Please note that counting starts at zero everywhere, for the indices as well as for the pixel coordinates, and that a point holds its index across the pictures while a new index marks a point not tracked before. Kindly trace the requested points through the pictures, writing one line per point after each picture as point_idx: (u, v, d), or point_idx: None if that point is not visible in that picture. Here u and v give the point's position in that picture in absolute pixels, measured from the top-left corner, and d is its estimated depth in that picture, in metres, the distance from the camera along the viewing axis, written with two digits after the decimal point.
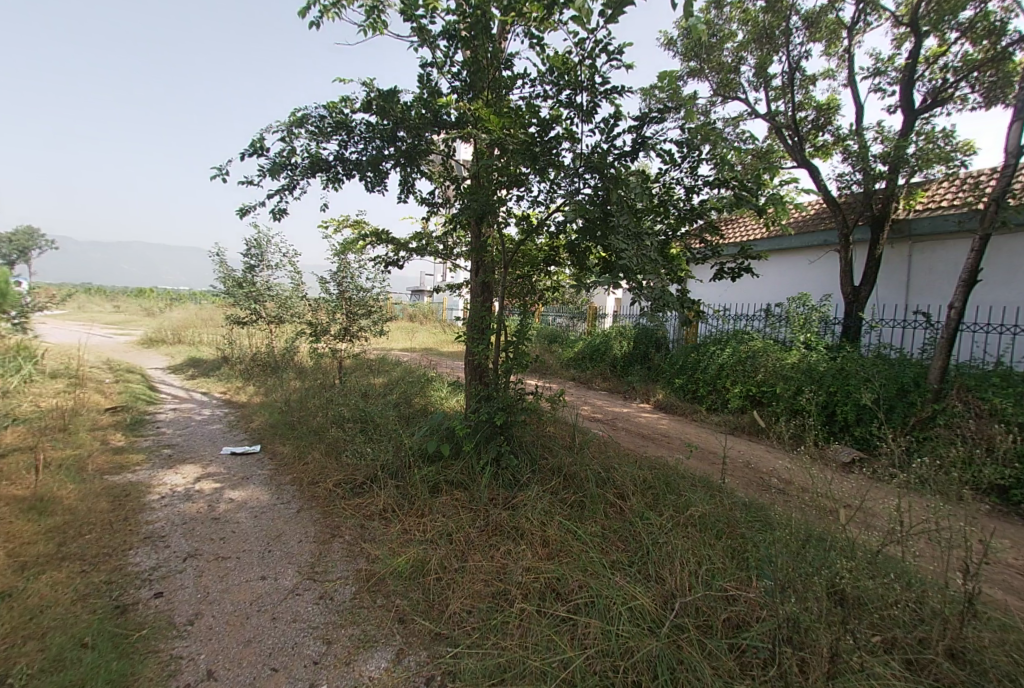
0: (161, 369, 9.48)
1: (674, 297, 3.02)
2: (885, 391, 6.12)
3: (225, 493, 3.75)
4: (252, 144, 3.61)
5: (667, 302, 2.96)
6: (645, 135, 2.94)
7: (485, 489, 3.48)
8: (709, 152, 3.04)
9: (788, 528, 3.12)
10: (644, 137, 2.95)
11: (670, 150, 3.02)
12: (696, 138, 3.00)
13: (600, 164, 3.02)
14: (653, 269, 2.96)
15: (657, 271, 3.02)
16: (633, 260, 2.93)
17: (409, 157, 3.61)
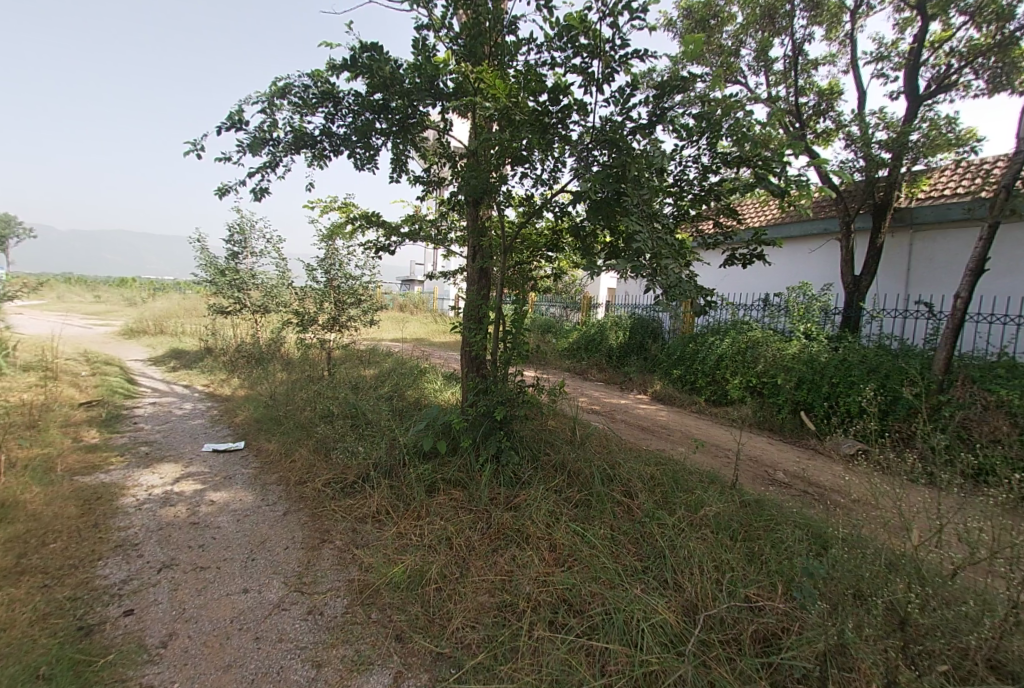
0: (141, 361, 9.10)
1: (690, 285, 2.79)
2: (888, 382, 5.97)
3: (205, 495, 3.50)
4: (230, 116, 3.32)
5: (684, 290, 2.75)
6: (662, 107, 2.71)
7: (486, 488, 3.27)
8: (730, 127, 2.81)
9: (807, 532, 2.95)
10: (661, 110, 2.72)
11: (689, 124, 2.79)
12: (715, 110, 2.77)
13: (613, 139, 2.78)
14: (669, 255, 2.74)
15: (673, 257, 2.80)
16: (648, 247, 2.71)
17: (401, 130, 3.34)
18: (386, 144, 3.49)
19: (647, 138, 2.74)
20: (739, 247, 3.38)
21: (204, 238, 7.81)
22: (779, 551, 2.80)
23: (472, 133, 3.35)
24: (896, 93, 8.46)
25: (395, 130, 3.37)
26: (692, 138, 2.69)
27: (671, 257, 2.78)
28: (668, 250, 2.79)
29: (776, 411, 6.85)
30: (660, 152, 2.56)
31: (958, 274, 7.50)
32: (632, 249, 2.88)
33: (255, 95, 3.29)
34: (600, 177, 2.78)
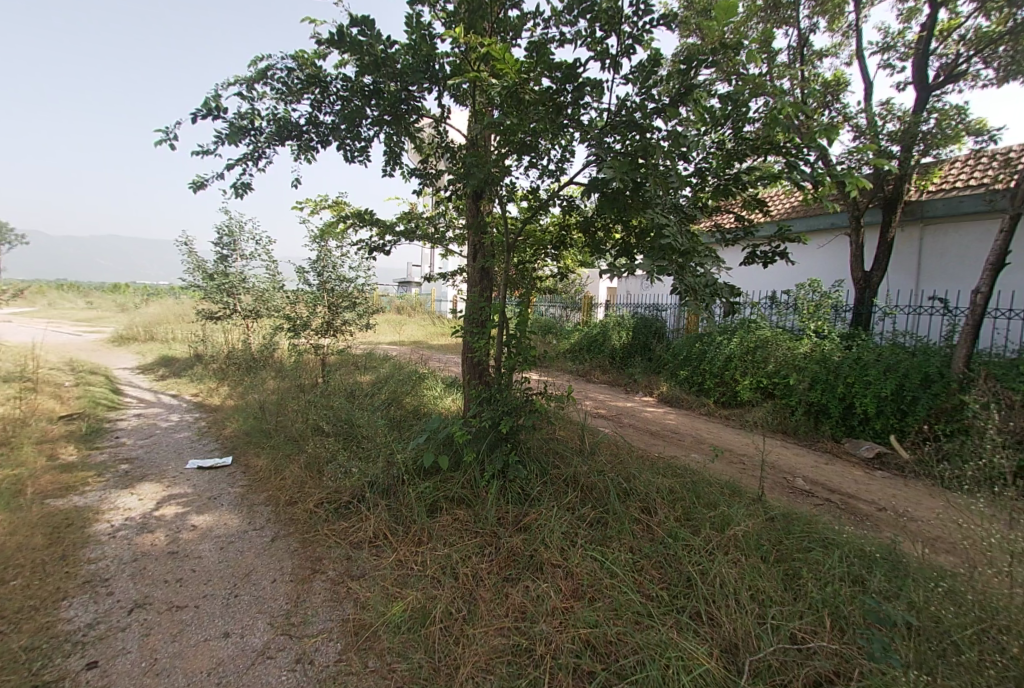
0: (129, 370, 8.78)
1: (723, 284, 2.49)
2: (907, 381, 5.72)
3: (188, 519, 3.21)
4: (206, 103, 3.09)
5: (718, 288, 2.46)
6: (690, 84, 2.47)
7: (492, 507, 3.01)
8: (757, 109, 2.55)
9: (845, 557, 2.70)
10: (687, 88, 2.49)
11: (717, 105, 2.52)
12: (744, 95, 2.49)
13: (635, 121, 2.53)
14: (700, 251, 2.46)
15: (698, 253, 2.53)
16: (678, 241, 2.45)
17: (395, 117, 3.09)
18: (379, 133, 3.26)
19: (671, 120, 2.46)
20: (761, 243, 3.10)
21: (192, 241, 7.51)
22: (819, 577, 2.54)
23: (473, 121, 3.09)
24: (903, 83, 8.23)
25: (389, 119, 3.13)
26: (725, 122, 2.41)
27: (700, 253, 2.50)
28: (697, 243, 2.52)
29: (789, 413, 6.60)
30: (687, 133, 2.29)
31: (972, 269, 7.28)
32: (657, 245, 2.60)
33: (234, 81, 3.12)
34: (629, 156, 2.49)
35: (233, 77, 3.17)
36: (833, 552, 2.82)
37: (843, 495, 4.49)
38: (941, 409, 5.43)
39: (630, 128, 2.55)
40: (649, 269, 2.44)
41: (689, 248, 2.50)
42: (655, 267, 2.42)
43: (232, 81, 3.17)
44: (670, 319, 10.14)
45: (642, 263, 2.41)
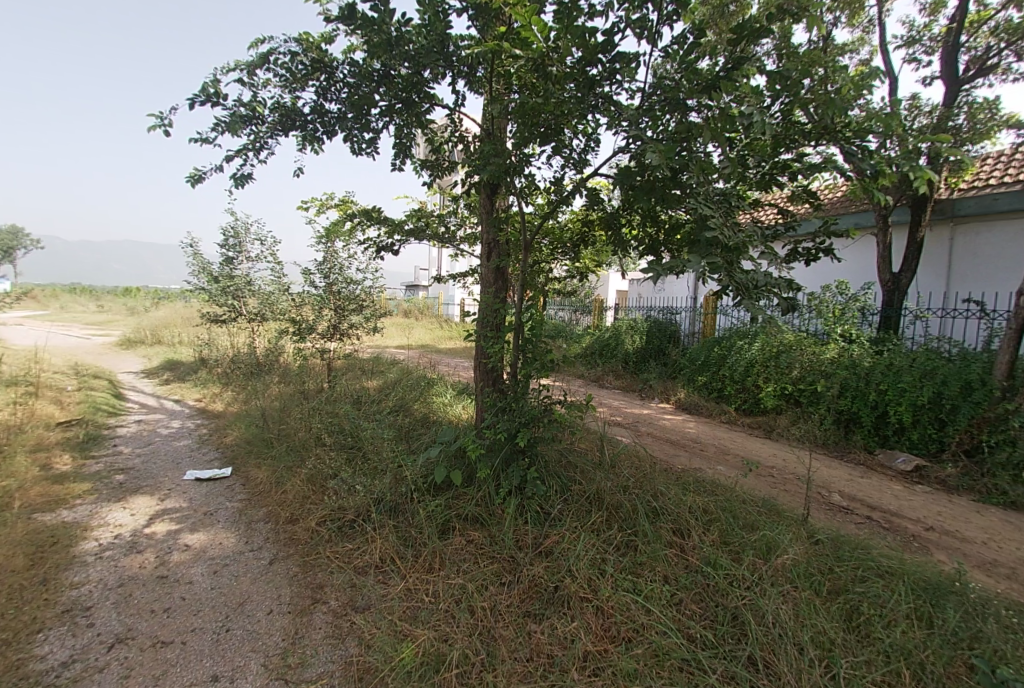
0: (133, 374, 8.61)
1: (775, 280, 2.25)
2: (946, 389, 5.38)
3: (181, 539, 2.98)
4: (204, 90, 2.92)
5: (773, 286, 2.22)
6: (741, 56, 2.10)
7: (511, 529, 2.76)
8: (813, 89, 2.26)
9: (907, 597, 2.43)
10: (740, 61, 2.12)
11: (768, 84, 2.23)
12: (797, 67, 2.19)
13: (679, 97, 2.20)
14: (754, 245, 2.23)
15: (745, 247, 2.28)
16: (725, 235, 2.20)
17: (405, 104, 2.85)
18: (389, 122, 3.03)
19: (720, 97, 2.14)
20: (805, 238, 2.77)
21: (197, 242, 7.34)
22: (881, 619, 2.27)
23: (492, 104, 2.82)
24: (929, 78, 7.89)
25: (398, 106, 2.89)
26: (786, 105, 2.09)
27: (755, 247, 2.26)
28: (747, 235, 2.28)
29: (817, 422, 6.27)
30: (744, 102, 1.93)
31: (1008, 270, 6.90)
32: (702, 239, 2.35)
33: (234, 66, 2.93)
34: (673, 136, 2.18)
35: (235, 62, 2.98)
36: (889, 589, 2.54)
37: (883, 512, 4.18)
38: (983, 419, 5.10)
39: (667, 107, 2.24)
40: (698, 264, 2.19)
41: (739, 243, 2.26)
42: (703, 263, 2.19)
43: (233, 66, 2.97)
44: (684, 323, 9.93)
45: (689, 259, 2.17)
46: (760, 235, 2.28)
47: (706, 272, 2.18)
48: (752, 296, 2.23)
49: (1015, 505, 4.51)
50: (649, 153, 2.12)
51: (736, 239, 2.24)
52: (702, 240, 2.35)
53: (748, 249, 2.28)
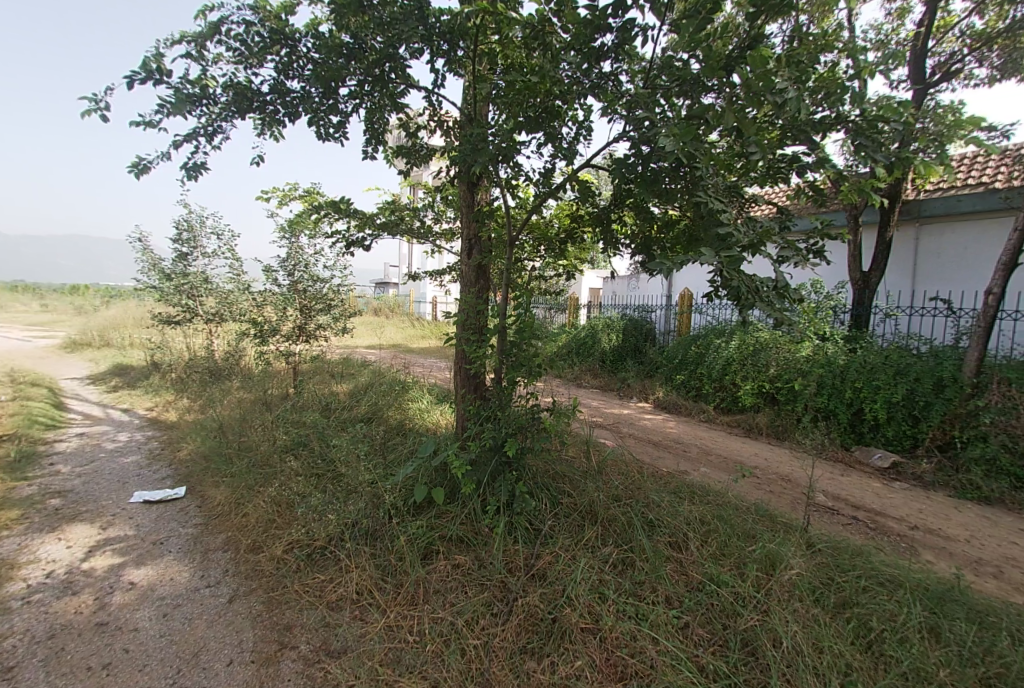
0: (75, 380, 7.91)
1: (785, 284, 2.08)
2: (919, 386, 5.47)
3: (126, 577, 2.62)
4: (145, 65, 2.51)
5: (786, 286, 2.08)
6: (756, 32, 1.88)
7: (500, 551, 2.55)
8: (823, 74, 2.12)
9: (911, 609, 2.37)
10: (752, 42, 1.96)
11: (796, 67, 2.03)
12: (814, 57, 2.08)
13: (692, 82, 2.01)
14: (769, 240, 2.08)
15: (751, 247, 2.11)
16: (739, 232, 2.04)
17: (380, 81, 2.58)
18: (361, 103, 2.76)
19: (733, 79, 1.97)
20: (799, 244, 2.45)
21: (146, 237, 6.78)
22: (890, 636, 2.20)
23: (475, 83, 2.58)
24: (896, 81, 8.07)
25: (369, 83, 2.62)
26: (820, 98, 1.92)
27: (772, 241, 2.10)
28: (763, 229, 2.13)
29: (795, 419, 6.29)
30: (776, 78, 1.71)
31: (971, 270, 7.12)
32: (712, 234, 2.19)
33: (180, 38, 2.57)
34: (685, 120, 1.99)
35: (179, 34, 2.62)
36: (895, 600, 2.47)
37: (868, 511, 4.17)
38: (954, 415, 5.21)
39: (675, 85, 2.05)
40: (715, 257, 2.01)
41: (752, 239, 2.10)
42: (719, 256, 2.01)
43: (177, 39, 2.60)
44: (660, 320, 9.99)
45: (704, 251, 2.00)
46: (776, 229, 2.13)
47: (725, 265, 2.01)
48: (769, 295, 2.08)
49: (989, 500, 4.60)
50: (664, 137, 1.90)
51: (750, 235, 2.09)
52: (711, 235, 2.18)
53: (760, 246, 2.13)
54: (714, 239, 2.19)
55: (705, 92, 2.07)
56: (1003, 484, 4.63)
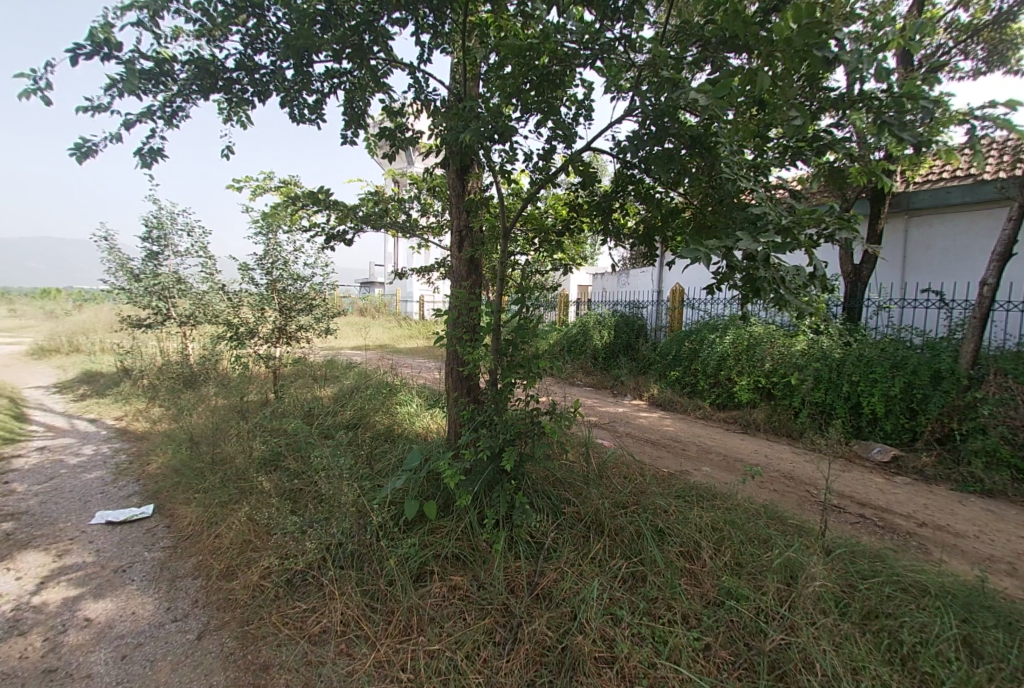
0: (41, 389, 7.49)
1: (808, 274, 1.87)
2: (916, 378, 5.38)
3: (81, 613, 2.35)
4: (92, 36, 2.13)
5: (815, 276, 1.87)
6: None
7: (501, 570, 2.33)
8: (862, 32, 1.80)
9: (940, 619, 2.22)
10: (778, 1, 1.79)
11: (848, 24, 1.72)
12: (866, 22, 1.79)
13: (717, 43, 1.76)
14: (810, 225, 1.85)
15: (778, 233, 1.89)
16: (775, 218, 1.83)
17: (359, 53, 2.32)
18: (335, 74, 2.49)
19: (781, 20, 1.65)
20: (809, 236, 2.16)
21: (113, 235, 6.38)
22: (924, 652, 2.04)
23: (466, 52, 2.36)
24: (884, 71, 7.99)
25: (348, 55, 2.35)
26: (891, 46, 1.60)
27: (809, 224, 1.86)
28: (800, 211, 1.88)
29: (792, 415, 6.17)
30: (813, 24, 1.44)
31: (960, 261, 7.09)
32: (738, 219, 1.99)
33: (130, 6, 2.25)
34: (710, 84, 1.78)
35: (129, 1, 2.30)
36: (922, 609, 2.31)
37: (874, 509, 4.04)
38: (953, 407, 5.12)
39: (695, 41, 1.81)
40: (756, 242, 1.74)
41: (787, 223, 1.88)
42: (759, 242, 1.76)
43: (126, 6, 2.26)
44: (651, 316, 9.87)
45: (744, 237, 1.71)
46: (816, 211, 1.89)
47: (767, 252, 1.75)
48: (801, 286, 1.85)
49: (991, 493, 4.51)
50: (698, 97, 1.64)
51: (786, 219, 1.86)
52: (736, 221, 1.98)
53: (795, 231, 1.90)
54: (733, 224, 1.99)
55: (732, 53, 1.80)
56: (1004, 476, 4.55)
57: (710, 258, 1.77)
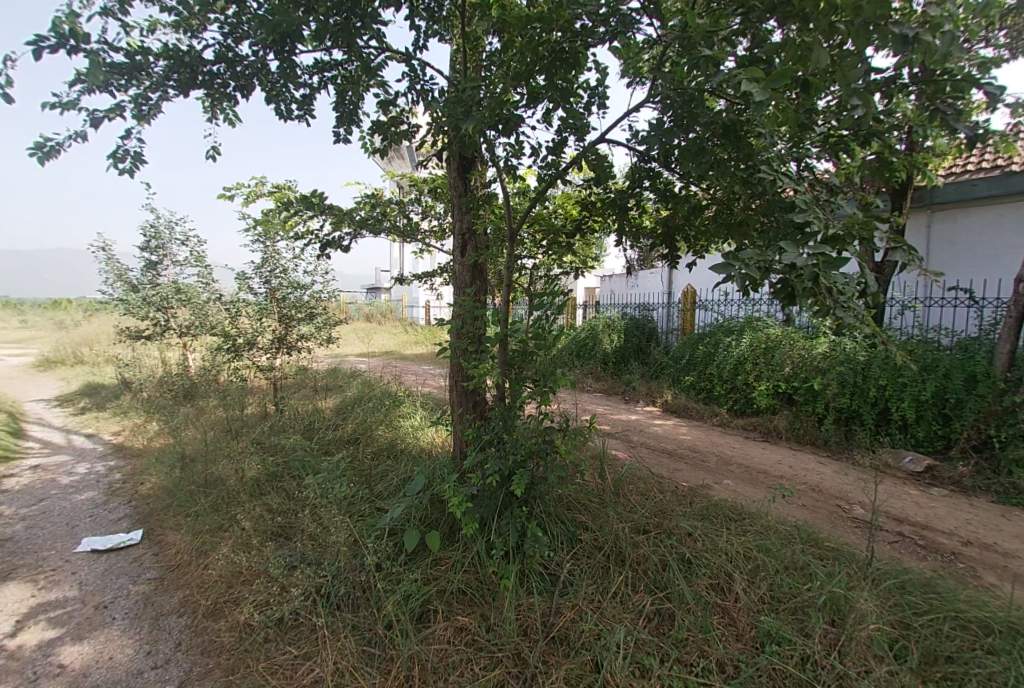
0: (42, 402, 7.37)
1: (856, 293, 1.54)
2: (949, 382, 5.06)
3: (54, 659, 2.15)
4: (55, 28, 1.94)
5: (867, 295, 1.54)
6: None
7: (512, 612, 2.09)
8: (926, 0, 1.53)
9: (1010, 663, 1.96)
10: None
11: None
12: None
13: (758, 12, 1.51)
14: (864, 234, 1.55)
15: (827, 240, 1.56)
16: (830, 221, 1.54)
17: (349, 40, 2.12)
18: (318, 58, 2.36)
19: None
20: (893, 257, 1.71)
21: (110, 245, 6.24)
22: None
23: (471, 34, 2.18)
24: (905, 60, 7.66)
25: (338, 44, 2.15)
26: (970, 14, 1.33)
27: (864, 231, 1.54)
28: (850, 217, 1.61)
29: (815, 422, 5.87)
30: None
31: (986, 259, 6.77)
32: (779, 216, 1.75)
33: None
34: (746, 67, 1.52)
35: None
36: (987, 653, 2.05)
37: (913, 525, 3.74)
38: (990, 411, 4.80)
39: (731, 10, 1.56)
40: (800, 253, 1.46)
41: (839, 230, 1.55)
42: (809, 257, 1.42)
43: None
44: (662, 318, 9.58)
45: (787, 247, 1.44)
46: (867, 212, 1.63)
47: (818, 269, 1.42)
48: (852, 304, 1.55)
49: None
50: (746, 88, 1.37)
51: (835, 221, 1.57)
52: (779, 220, 1.72)
53: (849, 243, 1.57)
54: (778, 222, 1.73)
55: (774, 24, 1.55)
56: None
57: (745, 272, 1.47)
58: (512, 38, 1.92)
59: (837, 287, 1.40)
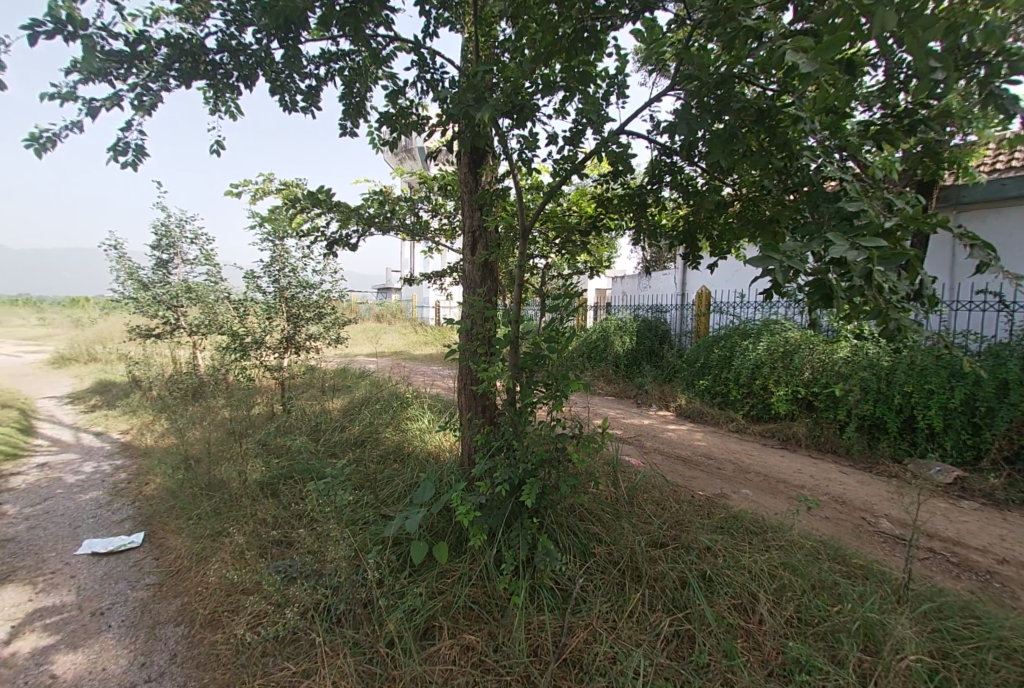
0: (56, 400, 7.42)
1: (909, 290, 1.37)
2: (979, 389, 4.77)
3: (45, 668, 2.08)
4: (52, 12, 1.87)
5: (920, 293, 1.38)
6: None
7: (521, 632, 1.96)
8: None
9: None
10: None
11: None
12: None
13: None
14: (913, 231, 1.40)
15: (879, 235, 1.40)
16: (879, 217, 1.39)
17: (356, 25, 2.03)
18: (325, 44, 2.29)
19: None
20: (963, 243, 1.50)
21: (122, 243, 6.25)
22: None
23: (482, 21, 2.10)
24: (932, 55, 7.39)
25: (344, 31, 2.07)
26: None
27: (918, 228, 1.39)
28: (903, 212, 1.44)
29: (836, 429, 5.67)
30: None
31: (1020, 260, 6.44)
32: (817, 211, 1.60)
33: None
34: (786, 44, 1.38)
35: None
36: None
37: (944, 540, 3.53)
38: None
39: None
40: (849, 245, 1.30)
41: (891, 224, 1.39)
42: (862, 251, 1.26)
43: None
44: (675, 320, 9.39)
45: (835, 238, 1.28)
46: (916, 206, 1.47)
47: (871, 265, 1.25)
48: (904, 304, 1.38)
49: None
50: (793, 60, 1.21)
51: (884, 217, 1.41)
52: (816, 215, 1.58)
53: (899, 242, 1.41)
54: (817, 216, 1.58)
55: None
56: None
57: (788, 267, 1.31)
58: (526, 22, 1.81)
59: (890, 286, 1.24)
